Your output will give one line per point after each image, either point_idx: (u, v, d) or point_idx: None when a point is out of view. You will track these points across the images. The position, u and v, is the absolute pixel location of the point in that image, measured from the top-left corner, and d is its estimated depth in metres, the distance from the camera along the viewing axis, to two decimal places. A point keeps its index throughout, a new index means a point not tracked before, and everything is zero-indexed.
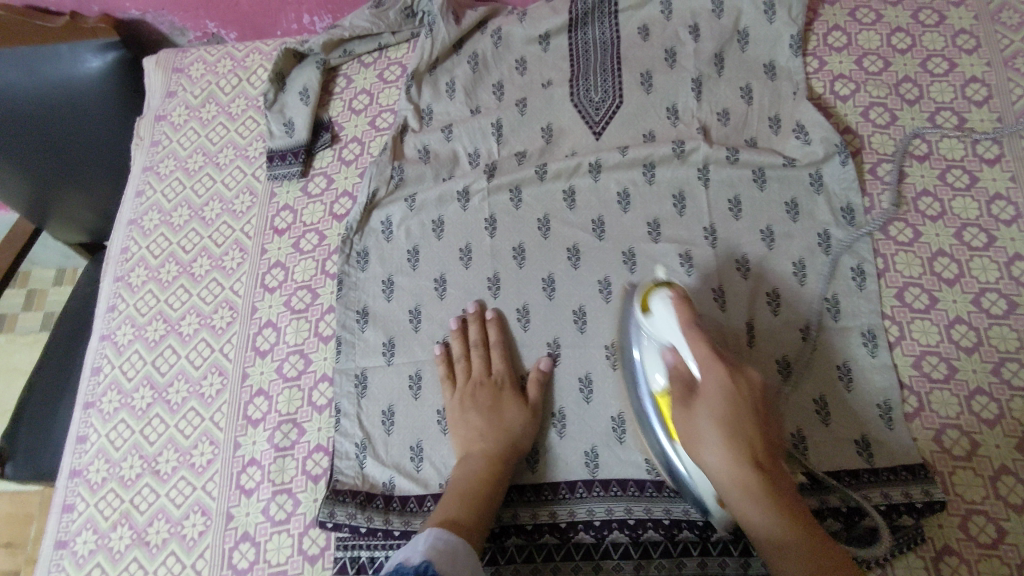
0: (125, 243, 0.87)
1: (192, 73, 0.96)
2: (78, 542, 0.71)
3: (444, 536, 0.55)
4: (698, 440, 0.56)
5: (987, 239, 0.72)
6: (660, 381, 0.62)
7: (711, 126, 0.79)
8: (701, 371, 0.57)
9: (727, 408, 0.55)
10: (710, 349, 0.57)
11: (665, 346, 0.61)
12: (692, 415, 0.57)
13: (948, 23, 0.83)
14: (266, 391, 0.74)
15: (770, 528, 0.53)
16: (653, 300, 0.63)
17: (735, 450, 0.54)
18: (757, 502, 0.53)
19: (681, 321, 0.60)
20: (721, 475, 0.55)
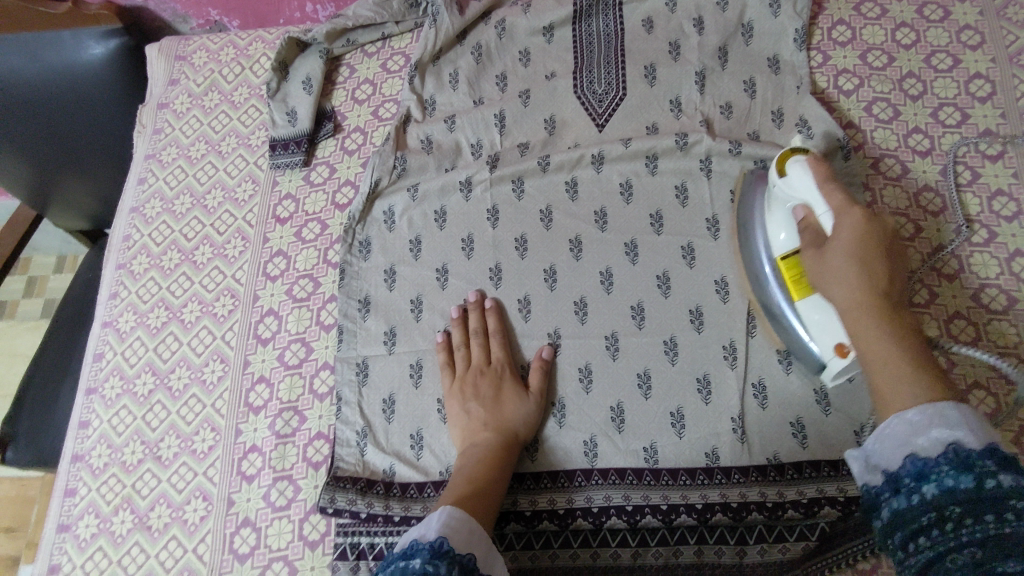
0: (128, 230, 0.87)
1: (195, 60, 0.96)
2: (80, 526, 0.71)
3: (458, 516, 0.55)
4: (826, 275, 0.56)
5: (988, 235, 0.72)
6: (785, 241, 0.64)
7: (714, 120, 0.79)
8: (835, 217, 0.58)
9: (858, 245, 0.55)
10: (845, 197, 0.58)
11: (797, 205, 0.62)
12: (825, 257, 0.57)
13: (953, 19, 0.83)
14: (268, 378, 0.75)
15: (886, 342, 0.50)
16: (791, 162, 0.63)
17: (860, 284, 0.53)
18: (881, 330, 0.51)
19: (817, 179, 0.60)
20: (846, 312, 0.54)
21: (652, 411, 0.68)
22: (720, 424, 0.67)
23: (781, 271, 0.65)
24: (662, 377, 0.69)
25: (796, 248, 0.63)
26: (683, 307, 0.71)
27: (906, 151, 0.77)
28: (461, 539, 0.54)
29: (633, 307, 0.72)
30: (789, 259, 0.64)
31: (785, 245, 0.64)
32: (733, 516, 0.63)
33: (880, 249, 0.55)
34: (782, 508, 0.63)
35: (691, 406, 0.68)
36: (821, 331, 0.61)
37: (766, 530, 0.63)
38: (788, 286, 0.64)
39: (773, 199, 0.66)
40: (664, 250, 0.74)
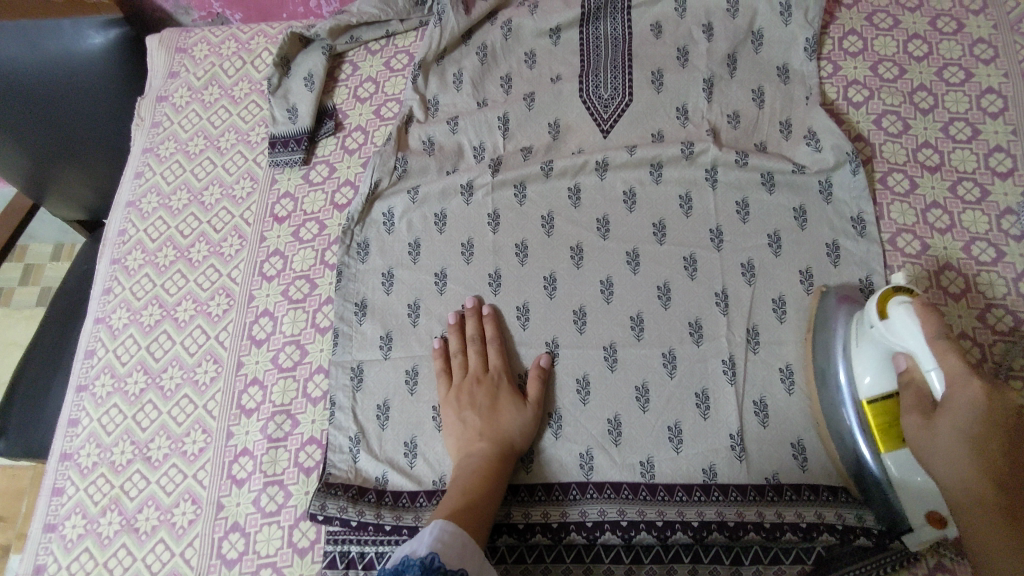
0: (123, 225, 0.86)
1: (195, 53, 0.95)
2: (67, 526, 0.70)
3: (450, 528, 0.55)
4: (924, 454, 0.54)
5: (996, 254, 0.71)
6: (872, 384, 0.59)
7: (721, 129, 0.78)
8: (947, 388, 0.53)
9: (973, 423, 0.51)
10: (964, 364, 0.52)
11: (900, 354, 0.57)
12: (930, 428, 0.53)
13: (966, 32, 0.81)
14: (261, 380, 0.74)
15: (975, 534, 0.49)
16: (893, 305, 0.57)
17: (975, 469, 0.50)
18: (978, 514, 0.49)
19: (925, 330, 0.55)
20: (952, 491, 0.52)
21: (651, 425, 0.67)
22: (718, 440, 0.65)
23: (865, 415, 0.60)
24: (662, 390, 0.68)
25: (891, 396, 0.58)
26: (686, 320, 0.70)
27: (915, 166, 0.76)
28: (454, 556, 0.53)
29: (633, 318, 0.71)
30: (877, 403, 0.59)
31: (870, 389, 0.59)
32: (730, 535, 0.62)
33: (1004, 431, 0.51)
34: (780, 528, 0.62)
35: (689, 421, 0.66)
36: (904, 485, 0.58)
37: (762, 551, 0.62)
38: (873, 434, 0.59)
39: (864, 335, 0.61)
40: (667, 261, 0.73)
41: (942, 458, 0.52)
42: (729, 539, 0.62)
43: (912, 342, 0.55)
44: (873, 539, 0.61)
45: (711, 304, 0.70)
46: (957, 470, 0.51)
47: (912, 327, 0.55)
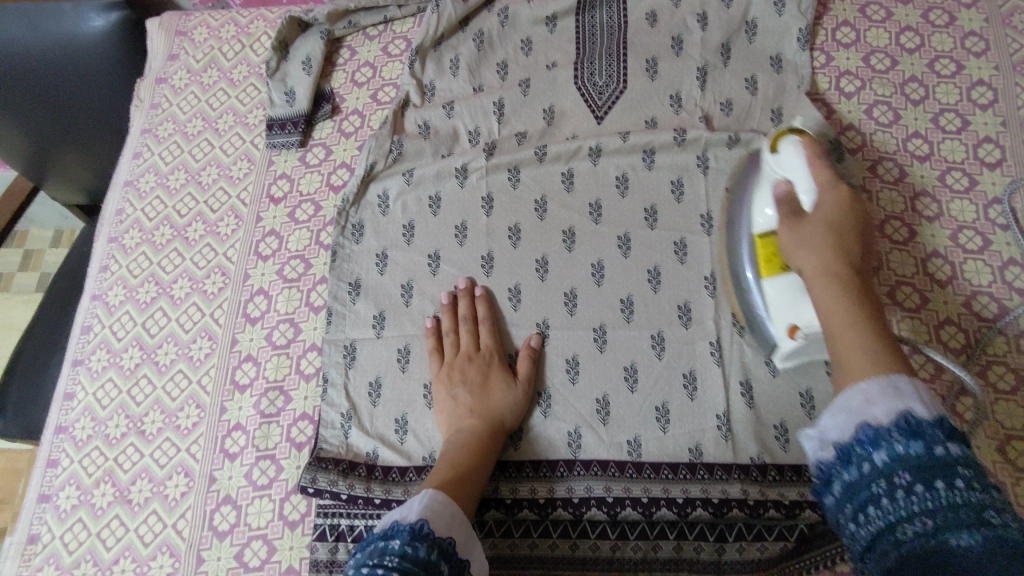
0: (121, 204, 0.87)
1: (195, 36, 0.96)
2: (61, 497, 0.71)
3: (437, 498, 0.55)
4: (792, 246, 0.54)
5: (982, 242, 0.72)
6: (766, 219, 0.60)
7: (713, 116, 0.79)
8: (816, 194, 0.55)
9: (839, 212, 0.53)
10: (834, 174, 0.55)
11: (782, 181, 0.58)
12: (803, 227, 0.53)
13: (958, 25, 0.82)
14: (255, 356, 0.75)
15: (853, 333, 0.46)
16: (784, 139, 0.59)
17: (839, 265, 0.50)
18: (846, 308, 0.48)
19: (807, 155, 0.57)
20: (812, 275, 0.51)
21: (638, 405, 0.68)
22: (704, 421, 0.66)
23: (755, 247, 0.62)
24: (649, 371, 0.69)
25: (776, 229, 0.59)
26: (673, 302, 0.71)
27: (904, 155, 0.77)
28: (442, 524, 0.53)
29: (622, 300, 0.72)
30: (766, 235, 0.61)
31: (764, 223, 0.60)
32: (714, 511, 0.63)
33: (853, 233, 0.53)
34: (764, 506, 0.63)
35: (676, 402, 0.67)
36: (778, 305, 0.60)
37: (746, 528, 0.63)
38: (760, 259, 0.62)
39: (765, 175, 0.62)
40: (657, 245, 0.74)
41: (829, 244, 0.51)
42: (713, 516, 0.63)
43: (803, 175, 0.56)
44: None
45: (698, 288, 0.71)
46: (830, 266, 0.51)
47: (801, 159, 0.57)
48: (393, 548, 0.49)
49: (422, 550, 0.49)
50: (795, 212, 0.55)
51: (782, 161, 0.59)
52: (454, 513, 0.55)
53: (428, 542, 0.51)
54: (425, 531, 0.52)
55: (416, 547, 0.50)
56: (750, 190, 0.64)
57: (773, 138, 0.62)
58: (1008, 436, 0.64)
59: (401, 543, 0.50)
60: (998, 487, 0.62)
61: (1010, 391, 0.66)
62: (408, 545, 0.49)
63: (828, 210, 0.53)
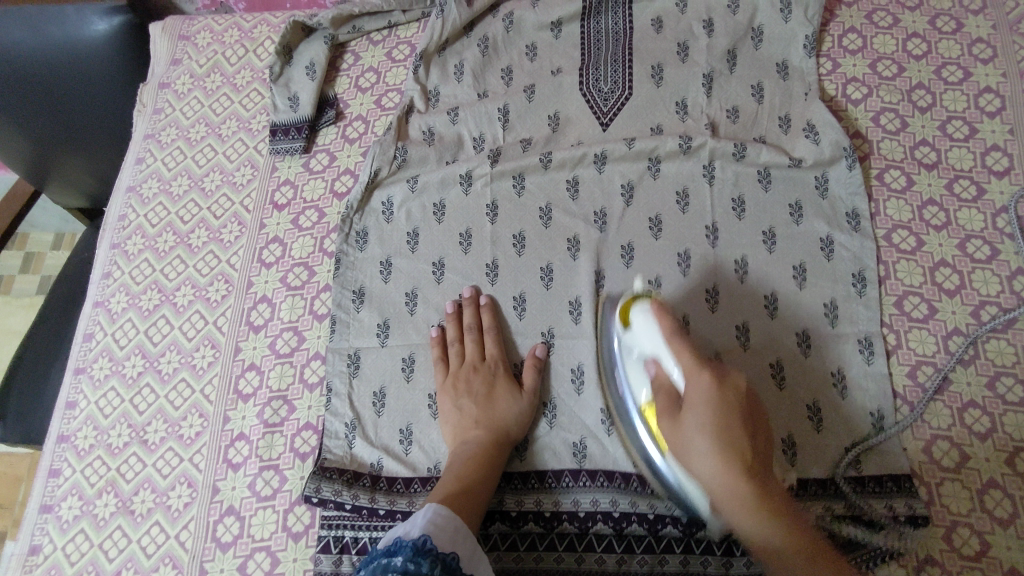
0: (124, 210, 0.86)
1: (198, 41, 0.96)
2: (63, 507, 0.70)
3: (443, 511, 0.55)
4: (685, 444, 0.55)
5: (990, 252, 0.71)
6: (644, 393, 0.63)
7: (719, 123, 0.78)
8: (687, 378, 0.57)
9: (710, 413, 0.54)
10: (694, 358, 0.57)
11: (649, 358, 0.62)
12: (678, 421, 0.57)
13: (965, 31, 0.82)
14: (258, 365, 0.74)
15: (750, 521, 0.50)
16: (635, 310, 0.64)
17: (718, 449, 0.52)
18: (737, 502, 0.51)
19: (663, 332, 0.60)
20: (714, 487, 0.52)
21: None
22: None
23: (644, 418, 0.63)
24: None
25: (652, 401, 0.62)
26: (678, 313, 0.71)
27: (912, 163, 0.76)
28: (446, 539, 0.53)
29: None
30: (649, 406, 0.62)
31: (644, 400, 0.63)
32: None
33: (738, 400, 0.54)
34: None
35: None
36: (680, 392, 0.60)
37: None
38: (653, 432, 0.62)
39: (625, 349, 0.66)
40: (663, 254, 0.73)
41: (699, 431, 0.54)
42: (720, 531, 0.62)
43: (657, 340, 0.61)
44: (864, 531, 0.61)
45: (702, 298, 0.71)
46: (705, 446, 0.53)
47: (651, 324, 0.62)
48: (396, 564, 0.48)
49: (425, 566, 0.48)
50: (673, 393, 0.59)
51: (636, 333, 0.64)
52: (455, 527, 0.55)
53: (432, 557, 0.50)
54: (427, 546, 0.51)
55: (419, 563, 0.49)
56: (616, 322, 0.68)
57: (623, 305, 0.67)
58: (1017, 448, 0.63)
59: (403, 560, 0.49)
60: (1007, 499, 0.62)
61: (1019, 402, 0.65)
62: (410, 562, 0.49)
63: (698, 407, 0.54)
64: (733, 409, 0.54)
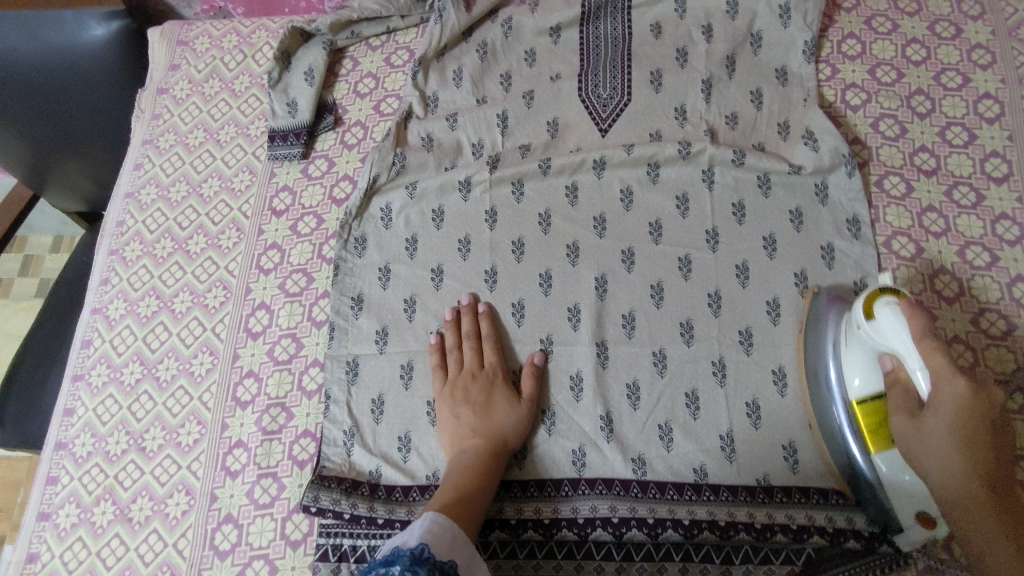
0: (121, 216, 0.86)
1: (197, 46, 0.96)
2: (61, 515, 0.70)
3: (441, 520, 0.55)
4: (918, 455, 0.55)
5: (990, 258, 0.71)
6: (860, 384, 0.60)
7: (719, 129, 0.78)
8: (934, 385, 0.54)
9: (959, 424, 0.53)
10: (948, 362, 0.54)
11: (885, 352, 0.58)
12: (920, 425, 0.55)
13: (964, 37, 0.82)
14: (256, 372, 0.74)
15: (977, 533, 0.53)
16: (880, 306, 0.58)
17: (960, 463, 0.53)
18: (978, 527, 0.53)
19: (912, 329, 0.56)
20: (945, 493, 0.54)
21: (641, 422, 0.67)
22: (708, 440, 0.66)
23: (855, 416, 0.60)
24: (652, 388, 0.68)
25: (879, 395, 0.59)
26: (676, 319, 0.70)
27: (911, 169, 0.76)
28: (444, 547, 0.53)
29: (624, 317, 0.71)
30: (863, 404, 0.60)
31: (860, 390, 0.60)
32: (720, 534, 0.62)
33: (982, 416, 0.53)
34: (771, 530, 0.62)
35: (679, 420, 0.67)
36: (894, 487, 0.58)
37: (752, 551, 0.63)
38: (863, 434, 0.59)
39: (852, 330, 0.61)
40: (662, 261, 0.73)
41: (942, 452, 0.54)
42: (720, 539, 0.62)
43: (909, 347, 0.56)
44: (862, 543, 0.61)
45: (700, 305, 0.71)
46: (952, 472, 0.54)
47: (900, 333, 0.57)
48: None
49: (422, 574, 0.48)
50: (913, 405, 0.56)
51: (879, 334, 0.58)
52: (454, 536, 0.54)
53: (429, 567, 0.49)
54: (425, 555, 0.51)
55: (418, 571, 0.48)
56: (833, 332, 0.64)
57: (865, 260, 0.62)
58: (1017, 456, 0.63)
59: (401, 569, 0.48)
60: None
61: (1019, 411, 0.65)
62: (408, 571, 0.48)
63: (939, 417, 0.54)
64: (981, 398, 0.53)
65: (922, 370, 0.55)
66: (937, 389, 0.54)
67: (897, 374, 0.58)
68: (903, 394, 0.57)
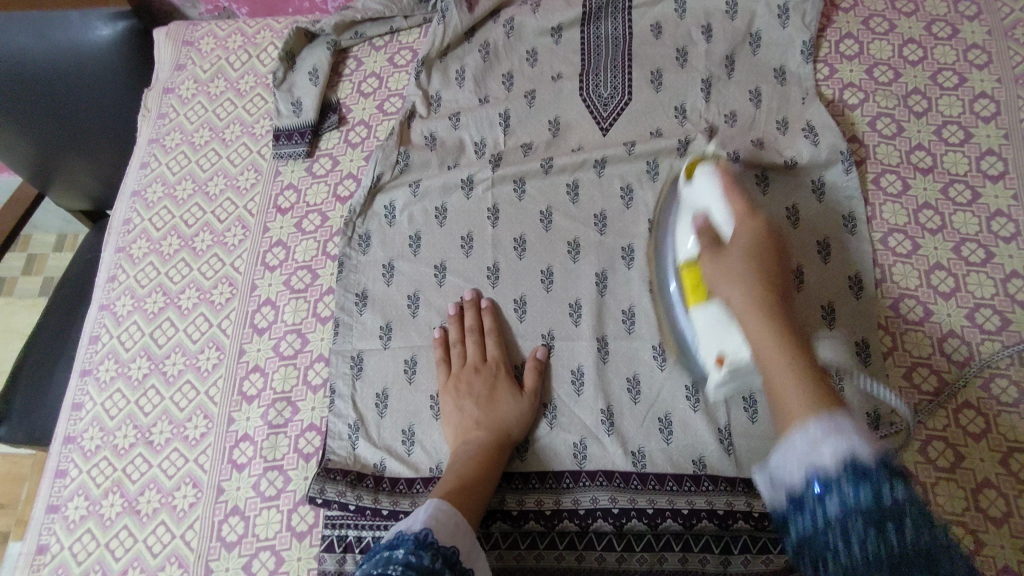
0: (129, 214, 0.87)
1: (202, 46, 0.97)
2: (70, 507, 0.71)
3: (443, 506, 0.56)
4: (721, 276, 0.55)
5: (985, 255, 0.72)
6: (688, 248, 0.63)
7: (718, 127, 0.79)
8: (734, 224, 0.58)
9: (753, 239, 0.55)
10: (745, 204, 0.58)
11: (699, 212, 0.62)
12: (722, 257, 0.56)
13: (960, 37, 0.83)
14: (262, 367, 0.75)
15: (785, 371, 0.47)
16: (699, 169, 0.64)
17: (752, 288, 0.52)
18: (784, 360, 0.47)
19: (721, 183, 0.60)
20: (745, 312, 0.52)
21: (641, 415, 0.68)
22: (707, 432, 0.67)
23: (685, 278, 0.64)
24: (652, 382, 0.69)
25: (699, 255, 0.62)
26: None
27: (908, 167, 0.77)
28: (447, 534, 0.54)
29: (624, 313, 0.72)
30: (690, 262, 0.63)
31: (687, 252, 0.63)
32: (719, 523, 0.63)
33: (774, 253, 0.55)
34: (768, 518, 0.63)
35: (679, 414, 0.68)
36: (708, 337, 0.60)
37: (751, 541, 0.63)
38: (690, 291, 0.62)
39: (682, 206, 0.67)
40: None
41: (741, 256, 0.54)
42: (719, 528, 0.63)
43: (716, 193, 0.60)
44: None
45: None
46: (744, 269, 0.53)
47: (711, 184, 0.61)
48: (398, 557, 0.49)
49: (426, 559, 0.50)
50: (715, 238, 0.58)
51: (700, 189, 0.62)
52: (456, 523, 0.55)
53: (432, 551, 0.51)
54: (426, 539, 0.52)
55: (421, 555, 0.50)
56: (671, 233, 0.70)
57: (689, 164, 0.67)
58: (1011, 449, 0.64)
59: (405, 553, 0.50)
60: (1002, 499, 0.62)
61: (1014, 404, 0.66)
62: (412, 555, 0.50)
63: (749, 225, 0.57)
64: (764, 247, 0.55)
65: (727, 211, 0.59)
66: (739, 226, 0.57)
67: (708, 226, 0.60)
68: (710, 233, 0.59)
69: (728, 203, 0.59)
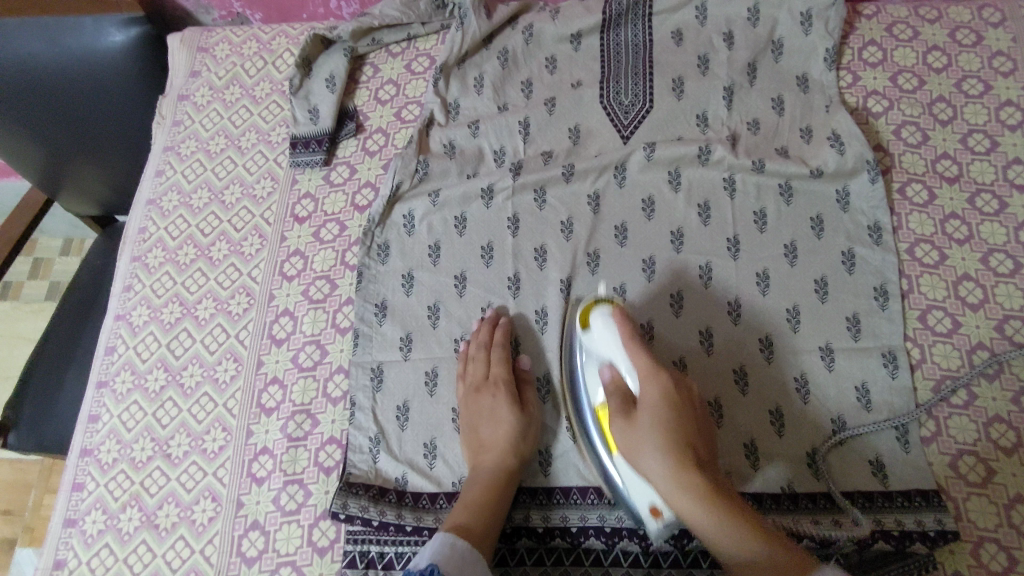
0: (144, 222, 0.86)
1: (217, 53, 0.96)
2: (87, 522, 0.70)
3: (453, 542, 0.57)
4: (636, 450, 0.58)
5: (1014, 266, 0.71)
6: (598, 396, 0.64)
7: (741, 135, 0.78)
8: (642, 384, 0.61)
9: (666, 413, 0.58)
10: (652, 362, 0.60)
11: (604, 362, 0.64)
12: (636, 428, 0.59)
13: (985, 44, 0.82)
14: (281, 379, 0.74)
15: (727, 539, 0.52)
16: (595, 314, 0.66)
17: (669, 459, 0.55)
18: (732, 533, 0.52)
19: (620, 338, 0.63)
20: (663, 483, 0.55)
21: None
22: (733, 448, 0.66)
23: (601, 421, 0.64)
24: None
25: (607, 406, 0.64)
26: (696, 327, 0.71)
27: (934, 176, 0.76)
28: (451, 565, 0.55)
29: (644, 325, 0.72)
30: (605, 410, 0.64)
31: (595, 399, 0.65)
32: None
33: (684, 401, 0.60)
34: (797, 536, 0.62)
35: None
36: (634, 487, 0.61)
37: None
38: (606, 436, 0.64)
39: (584, 359, 0.67)
40: (684, 269, 0.73)
41: (655, 443, 0.57)
42: None
43: (616, 340, 0.63)
44: (891, 543, 0.61)
45: (721, 312, 0.71)
46: (658, 460, 0.56)
47: (613, 332, 0.64)
48: None
49: None
50: (631, 401, 0.61)
51: (596, 339, 0.65)
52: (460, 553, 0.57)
53: None
54: None
55: None
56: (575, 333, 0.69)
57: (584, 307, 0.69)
58: None
59: None
60: None
61: None
62: None
63: (648, 408, 0.59)
64: (675, 404, 0.59)
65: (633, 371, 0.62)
66: (648, 390, 0.60)
67: (618, 382, 0.63)
68: (622, 395, 0.61)
69: (637, 372, 0.61)
